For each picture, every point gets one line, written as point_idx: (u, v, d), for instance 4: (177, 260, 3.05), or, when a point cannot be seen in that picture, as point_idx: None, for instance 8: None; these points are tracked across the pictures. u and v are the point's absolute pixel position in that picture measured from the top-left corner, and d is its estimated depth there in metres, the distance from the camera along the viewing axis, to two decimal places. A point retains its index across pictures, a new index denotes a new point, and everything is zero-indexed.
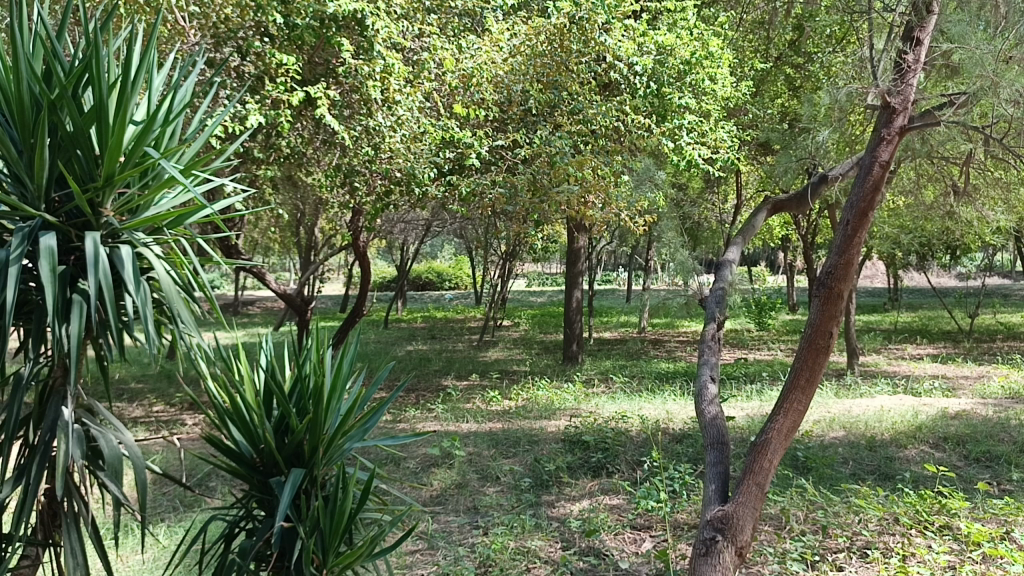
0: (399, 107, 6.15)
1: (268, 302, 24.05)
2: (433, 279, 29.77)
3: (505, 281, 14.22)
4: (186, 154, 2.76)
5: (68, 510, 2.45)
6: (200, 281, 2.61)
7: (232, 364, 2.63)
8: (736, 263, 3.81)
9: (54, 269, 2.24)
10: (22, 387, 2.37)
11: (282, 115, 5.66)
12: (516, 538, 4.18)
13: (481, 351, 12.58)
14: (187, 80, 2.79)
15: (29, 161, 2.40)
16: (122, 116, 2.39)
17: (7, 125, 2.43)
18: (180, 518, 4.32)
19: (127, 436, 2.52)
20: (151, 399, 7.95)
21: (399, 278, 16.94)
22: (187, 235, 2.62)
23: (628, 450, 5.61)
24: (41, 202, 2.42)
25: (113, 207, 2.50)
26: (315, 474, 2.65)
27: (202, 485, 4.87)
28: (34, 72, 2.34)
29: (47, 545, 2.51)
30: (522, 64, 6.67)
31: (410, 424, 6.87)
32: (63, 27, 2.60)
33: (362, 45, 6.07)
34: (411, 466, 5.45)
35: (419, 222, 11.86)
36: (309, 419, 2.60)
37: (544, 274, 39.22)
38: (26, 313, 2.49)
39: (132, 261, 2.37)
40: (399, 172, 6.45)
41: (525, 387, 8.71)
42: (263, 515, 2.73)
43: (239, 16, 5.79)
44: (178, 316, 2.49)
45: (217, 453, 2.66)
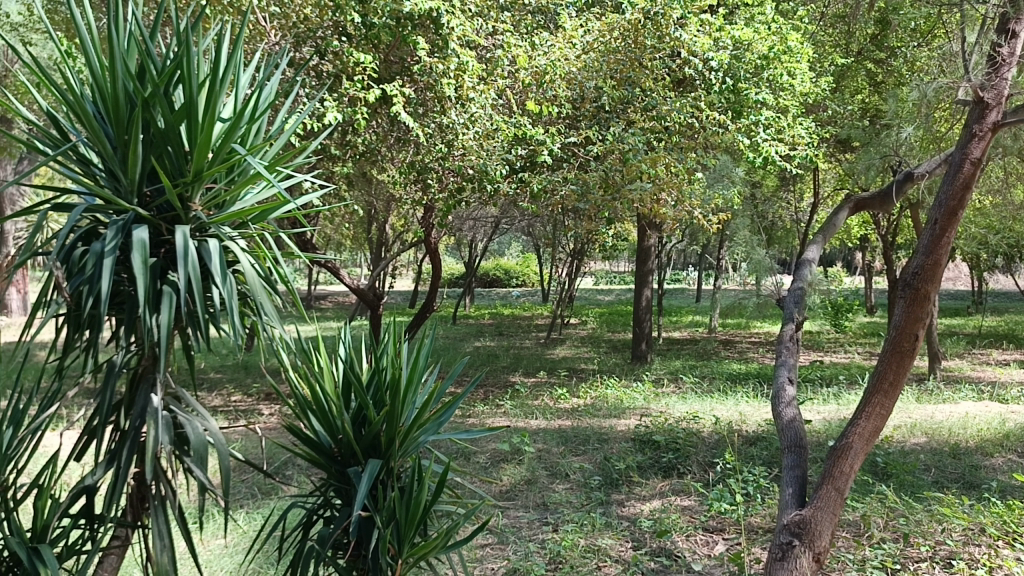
0: (472, 105, 6.20)
1: (339, 297, 24.52)
2: (500, 277, 30.03)
3: (574, 278, 14.17)
4: (270, 152, 2.83)
5: (156, 494, 2.54)
6: (284, 276, 2.68)
7: (312, 356, 2.69)
8: (816, 263, 3.68)
9: (146, 261, 2.32)
10: (115, 373, 2.48)
11: (358, 112, 5.79)
12: (586, 536, 4.18)
13: (549, 349, 12.57)
14: (271, 79, 2.84)
15: (123, 157, 2.50)
16: (211, 114, 2.45)
17: (103, 121, 2.54)
18: (259, 505, 4.43)
19: (212, 423, 2.58)
20: (228, 388, 8.19)
21: (468, 276, 17.07)
22: (271, 230, 2.68)
23: (700, 451, 5.55)
24: (133, 196, 2.52)
25: (201, 202, 2.59)
26: (391, 466, 2.68)
27: (280, 472, 5.01)
28: (128, 70, 2.41)
29: (137, 527, 2.58)
30: (595, 61, 6.66)
31: (480, 419, 6.92)
32: (156, 26, 2.67)
33: (436, 43, 6.14)
34: (481, 461, 5.49)
35: (488, 218, 11.92)
36: (386, 411, 2.63)
37: (613, 272, 39.03)
38: (120, 303, 2.59)
39: (219, 254, 2.46)
40: (473, 169, 6.49)
41: (593, 386, 8.66)
42: (340, 504, 2.78)
43: (318, 15, 5.99)
44: (262, 308, 2.56)
45: (298, 442, 2.73)
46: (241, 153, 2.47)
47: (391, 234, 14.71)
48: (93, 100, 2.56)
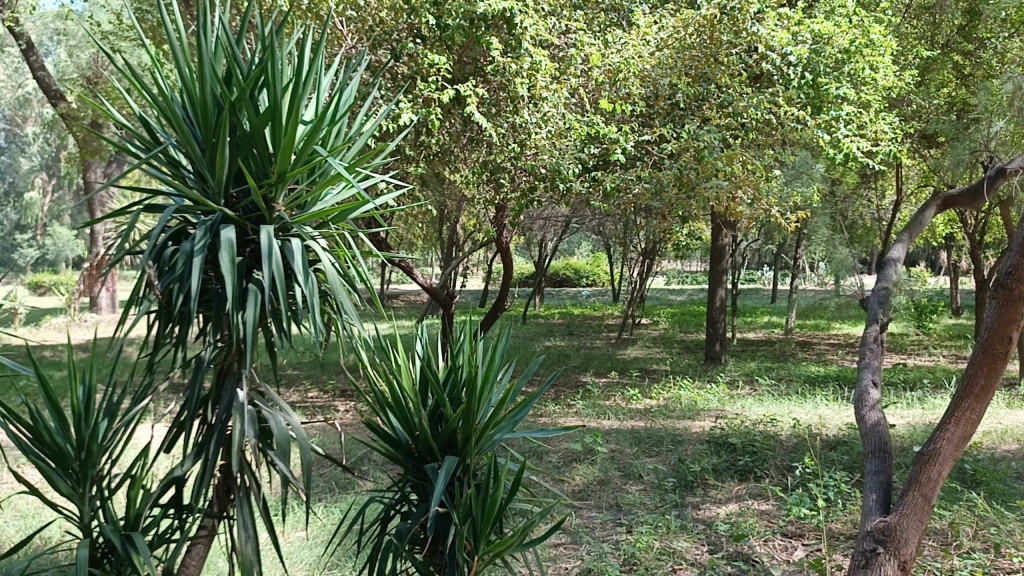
0: (545, 104, 6.26)
1: (411, 296, 24.81)
2: (570, 276, 29.94)
3: (645, 278, 14.04)
4: (349, 153, 2.89)
5: (241, 486, 2.61)
6: (363, 274, 2.74)
7: (390, 354, 2.73)
8: (901, 263, 3.55)
9: (233, 260, 2.40)
10: (203, 368, 2.57)
11: (432, 113, 5.87)
12: (661, 538, 4.14)
13: (620, 349, 12.49)
14: (350, 82, 2.90)
15: (211, 159, 2.58)
16: (295, 116, 2.51)
17: (192, 124, 2.63)
18: (336, 499, 4.53)
19: (295, 418, 2.65)
20: (306, 385, 8.39)
21: (538, 275, 17.09)
22: (351, 229, 2.74)
23: (778, 454, 5.43)
24: (220, 197, 2.60)
25: (284, 202, 2.66)
26: (468, 463, 2.70)
27: (357, 467, 5.11)
28: (216, 75, 2.49)
29: (223, 517, 2.67)
30: (670, 58, 6.65)
31: (552, 418, 6.92)
32: (242, 32, 2.75)
33: (509, 42, 6.15)
34: (554, 460, 5.50)
35: (559, 217, 11.90)
36: (463, 409, 2.65)
37: (685, 272, 38.52)
38: (208, 301, 2.68)
39: (301, 253, 2.52)
40: (546, 169, 6.48)
41: (666, 386, 8.57)
42: (416, 499, 2.82)
43: (394, 18, 6.09)
44: (342, 306, 2.61)
45: (376, 438, 2.78)
46: (323, 154, 2.53)
47: (463, 234, 14.82)
48: (183, 104, 2.65)
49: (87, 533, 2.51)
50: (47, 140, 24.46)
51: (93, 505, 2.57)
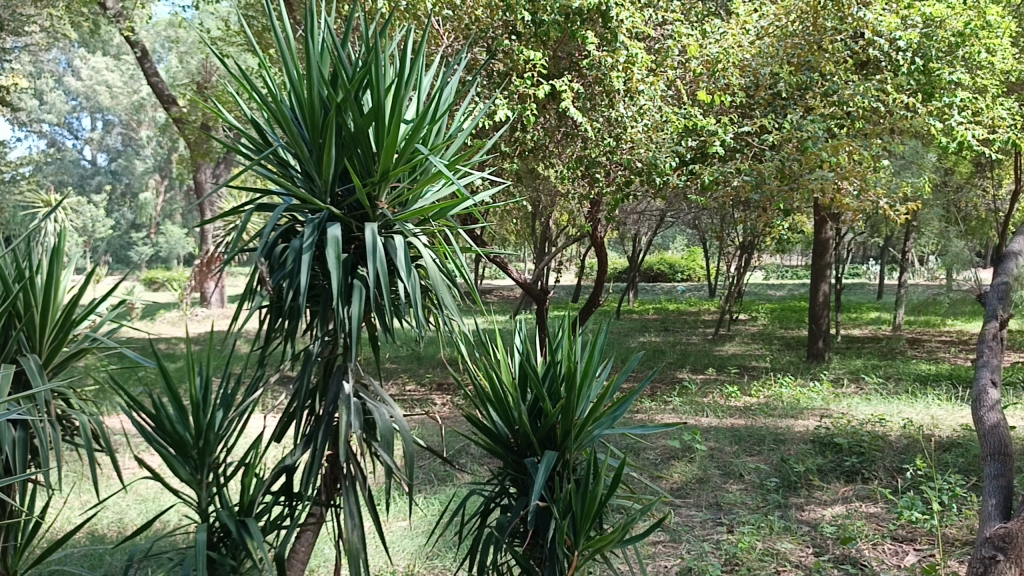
0: (641, 98, 6.21)
1: (505, 291, 24.93)
2: (664, 270, 29.49)
3: (744, 273, 13.74)
4: (449, 151, 2.93)
5: (347, 475, 2.70)
6: (464, 270, 2.78)
7: (490, 348, 2.76)
8: (1021, 256, 3.35)
9: (340, 257, 2.47)
10: (311, 362, 2.66)
11: (528, 109, 5.89)
12: (764, 539, 4.05)
13: (717, 345, 12.26)
14: (451, 80, 2.94)
15: (318, 159, 2.68)
16: (397, 116, 2.56)
17: (301, 126, 2.72)
18: (436, 490, 4.62)
19: (398, 410, 2.71)
20: (404, 378, 8.57)
21: (632, 270, 16.92)
22: (451, 226, 2.78)
23: (887, 455, 5.22)
24: (327, 195, 2.69)
25: (387, 200, 2.73)
26: (567, 458, 2.70)
27: (455, 461, 5.20)
28: (322, 77, 2.57)
29: (330, 506, 2.75)
30: (771, 47, 6.58)
31: (649, 415, 6.85)
32: (347, 34, 2.82)
33: (605, 36, 6.07)
34: (652, 457, 5.46)
35: (654, 211, 11.77)
36: (562, 404, 2.65)
37: (785, 267, 37.45)
38: (316, 296, 2.78)
39: (404, 249, 2.57)
40: (642, 163, 6.38)
41: (767, 384, 8.35)
42: (516, 492, 2.85)
43: (489, 16, 6.18)
44: (443, 302, 2.66)
45: (477, 431, 2.82)
46: (424, 153, 2.57)
47: (556, 229, 14.83)
48: (291, 106, 2.74)
49: (205, 518, 2.63)
50: (160, 142, 25.66)
51: (210, 491, 2.69)
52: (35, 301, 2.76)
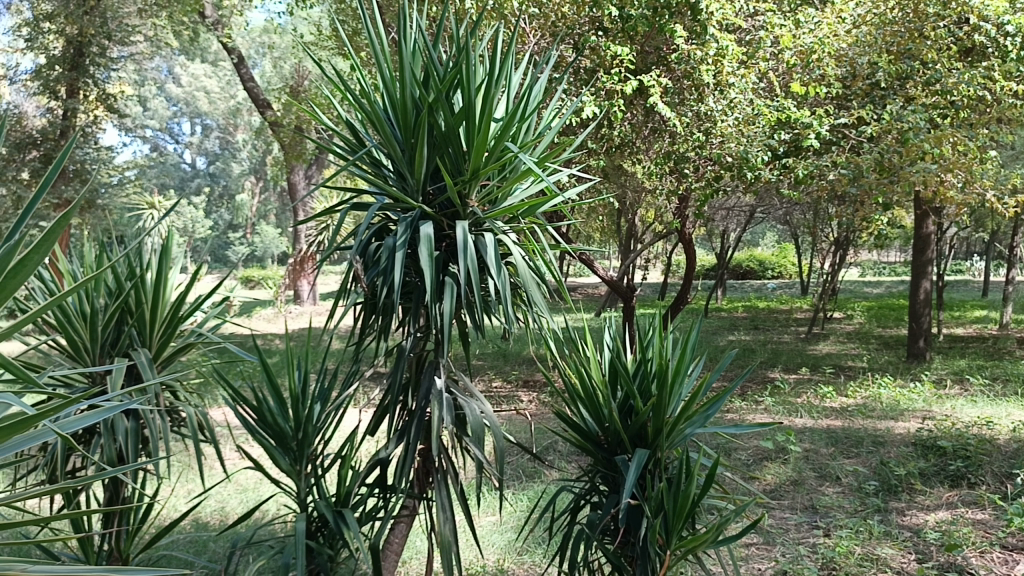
0: (731, 90, 6.03)
1: (590, 289, 24.82)
2: (754, 268, 28.81)
3: (839, 270, 13.24)
4: (538, 149, 2.94)
5: (439, 469, 2.74)
6: (553, 267, 2.78)
7: (580, 345, 2.76)
8: None
9: (432, 254, 2.51)
10: (404, 357, 2.72)
11: (615, 105, 5.86)
12: (862, 544, 3.92)
13: (810, 344, 11.93)
14: (540, 78, 2.95)
15: (410, 159, 2.73)
16: (487, 115, 2.58)
17: (394, 126, 2.78)
18: (525, 486, 4.65)
19: (488, 406, 2.73)
20: (491, 375, 8.65)
21: (720, 267, 16.62)
22: (541, 223, 2.79)
23: (995, 460, 4.97)
24: (419, 195, 2.75)
25: (477, 198, 2.76)
26: (659, 456, 2.67)
27: (543, 457, 5.22)
28: (415, 78, 2.61)
29: (423, 498, 2.81)
30: (869, 35, 6.33)
31: (740, 415, 6.72)
32: (439, 34, 2.86)
33: (694, 29, 6.06)
34: (744, 457, 5.35)
35: (744, 207, 11.53)
36: (653, 401, 2.62)
37: (883, 263, 36.08)
38: (408, 293, 2.83)
39: (494, 247, 2.59)
40: (732, 157, 6.20)
41: (864, 384, 8.07)
42: (606, 490, 2.84)
43: (576, 12, 6.20)
44: (533, 298, 2.67)
45: (567, 428, 2.82)
46: (514, 151, 2.58)
47: (643, 226, 14.69)
48: (385, 107, 2.81)
49: (304, 508, 2.72)
50: (255, 145, 26.53)
51: (308, 482, 2.78)
52: (145, 297, 2.91)
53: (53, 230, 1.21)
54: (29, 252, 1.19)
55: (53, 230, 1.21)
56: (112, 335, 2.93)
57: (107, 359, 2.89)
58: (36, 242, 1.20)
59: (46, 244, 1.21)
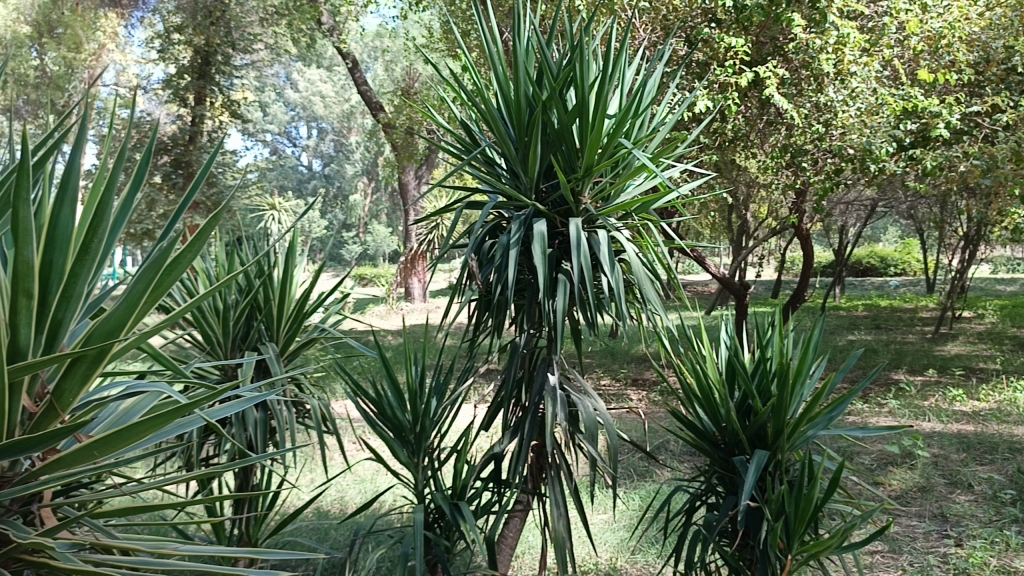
0: (853, 80, 5.84)
1: (700, 287, 24.33)
2: (874, 264, 27.58)
3: (968, 266, 12.58)
4: (653, 144, 2.91)
5: (553, 464, 2.75)
6: (668, 264, 2.74)
7: (696, 344, 2.72)
8: None
9: (545, 252, 2.53)
10: (518, 353, 2.75)
11: (730, 98, 5.72)
12: (999, 556, 3.71)
13: (937, 344, 11.34)
14: (654, 73, 2.91)
15: (524, 157, 2.75)
16: (600, 112, 2.57)
17: (508, 125, 2.81)
18: (637, 485, 4.61)
19: (601, 403, 2.72)
20: (599, 372, 8.61)
21: (838, 264, 16.02)
22: (654, 220, 2.76)
23: None
24: (532, 192, 2.76)
25: (590, 195, 2.76)
26: (779, 458, 2.60)
27: (656, 456, 5.17)
28: (528, 76, 2.62)
29: (537, 494, 2.83)
30: (1003, 17, 5.92)
31: (861, 418, 6.47)
32: (552, 32, 2.87)
33: (812, 17, 5.87)
34: (866, 461, 5.15)
35: (864, 201, 11.08)
36: (772, 402, 2.55)
37: (1017, 260, 33.91)
38: (522, 291, 2.86)
39: (608, 244, 2.58)
40: (855, 149, 5.91)
41: (998, 387, 7.62)
42: (723, 491, 2.79)
43: (687, 4, 6.10)
44: (647, 295, 2.64)
45: (683, 427, 2.78)
46: (628, 147, 2.55)
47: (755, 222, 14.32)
48: (498, 106, 2.84)
49: (421, 499, 2.78)
50: (367, 147, 27.19)
51: (426, 475, 2.84)
52: (272, 294, 3.04)
53: (206, 230, 1.29)
54: (184, 250, 1.27)
55: (204, 230, 1.29)
56: (243, 330, 3.08)
57: (237, 352, 3.04)
58: (190, 241, 1.28)
59: (199, 243, 1.29)
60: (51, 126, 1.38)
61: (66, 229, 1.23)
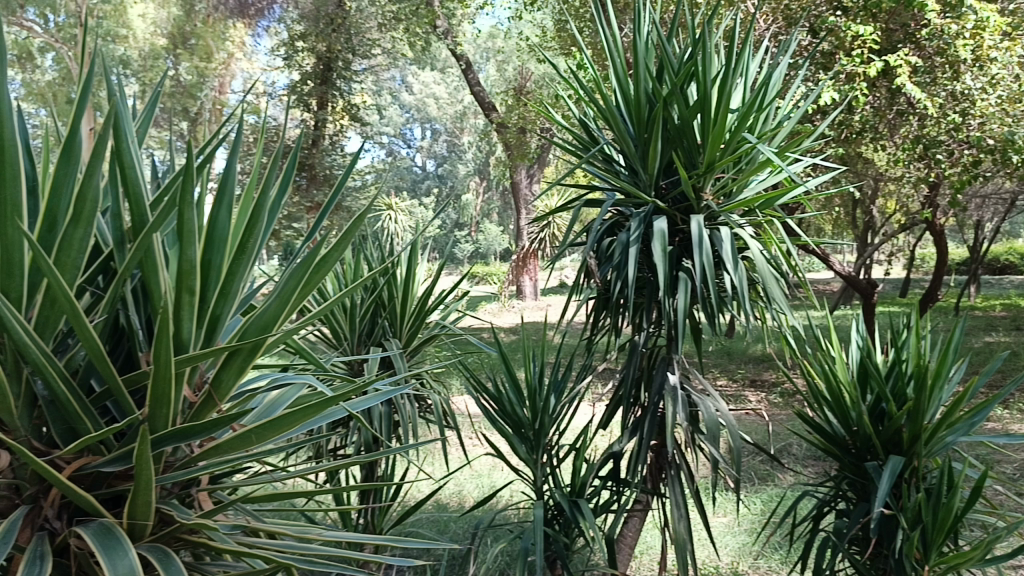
0: (993, 66, 5.54)
1: (821, 285, 23.42)
2: (1014, 261, 25.85)
3: None
4: (778, 139, 2.83)
5: (673, 464, 2.71)
6: (794, 262, 2.66)
7: (824, 344, 2.62)
8: None
9: (666, 249, 2.50)
10: (637, 353, 2.72)
11: (857, 89, 5.50)
12: None
13: None
14: (780, 65, 2.83)
15: (643, 154, 2.72)
16: (723, 106, 2.51)
17: (628, 122, 2.78)
18: (759, 489, 4.49)
19: (723, 404, 2.66)
20: (715, 372, 8.44)
21: (973, 261, 15.11)
22: (779, 216, 2.68)
23: None
24: (651, 189, 2.73)
25: (712, 191, 2.70)
26: (915, 465, 2.48)
27: (779, 460, 5.02)
28: (649, 72, 2.59)
29: (656, 494, 2.80)
30: None
31: (1002, 425, 6.09)
32: (674, 26, 2.82)
33: (949, 2, 5.58)
34: (1009, 471, 4.85)
35: (1003, 194, 10.41)
36: (908, 406, 2.43)
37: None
38: (642, 289, 2.83)
39: (731, 241, 2.53)
40: (995, 139, 5.53)
41: None
42: (853, 497, 2.68)
43: None
44: (772, 294, 2.57)
45: (811, 431, 2.70)
46: (752, 142, 2.49)
47: (882, 217, 13.68)
48: (618, 103, 2.82)
49: (540, 496, 2.80)
50: (480, 146, 27.44)
51: (545, 472, 2.86)
52: (395, 291, 3.12)
53: (350, 232, 1.33)
54: (330, 250, 1.31)
55: (348, 231, 1.32)
56: (368, 327, 3.18)
57: (363, 348, 3.14)
58: (336, 242, 1.32)
59: (345, 244, 1.32)
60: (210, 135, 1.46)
61: (224, 232, 1.30)
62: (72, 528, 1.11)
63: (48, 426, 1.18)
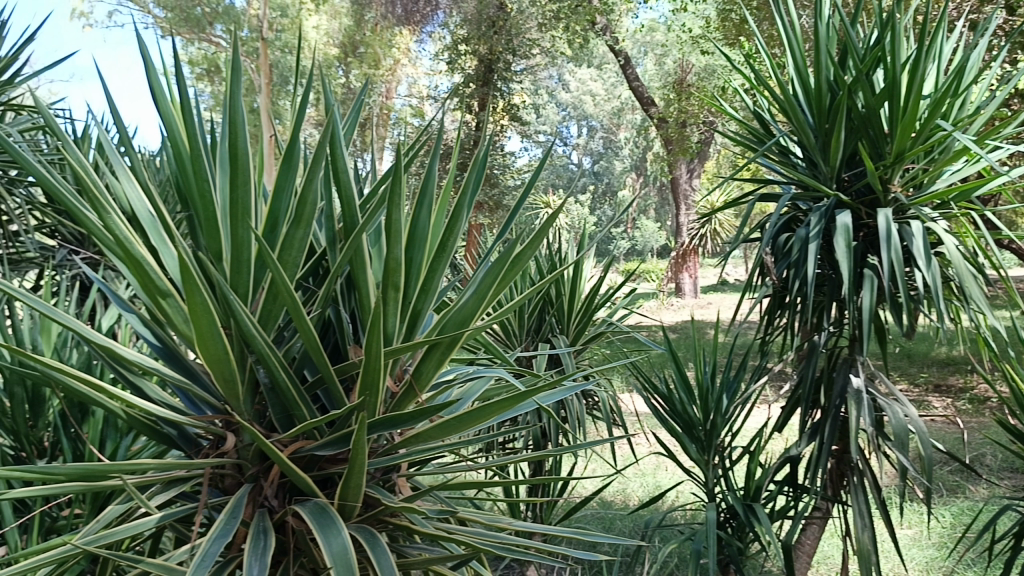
0: None
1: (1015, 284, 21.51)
2: None
3: None
4: (975, 126, 2.62)
5: (856, 472, 2.58)
6: (995, 258, 2.46)
7: None
8: None
9: (850, 244, 2.38)
10: (817, 353, 2.60)
11: None
12: None
13: None
14: (978, 46, 2.62)
15: (824, 146, 2.60)
16: (916, 92, 2.35)
17: (807, 113, 2.68)
18: (949, 501, 4.19)
19: (913, 410, 2.50)
20: (894, 376, 7.94)
21: None
22: (976, 210, 2.48)
23: None
24: (832, 182, 2.61)
25: (900, 183, 2.54)
26: None
27: (971, 472, 4.65)
28: (832, 60, 2.47)
29: (837, 502, 2.67)
30: None
31: None
32: (859, 11, 2.68)
33: None
34: None
35: None
36: None
37: None
38: (821, 286, 2.71)
39: (923, 236, 2.38)
40: None
41: None
42: None
43: None
44: (970, 292, 2.39)
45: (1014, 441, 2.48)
46: (947, 130, 2.32)
47: None
48: (795, 93, 2.72)
49: (712, 498, 2.74)
50: (640, 143, 27.11)
51: (716, 473, 2.80)
52: (563, 289, 3.16)
53: (545, 229, 1.31)
54: (523, 249, 1.32)
55: (544, 229, 1.30)
56: (537, 322, 3.24)
57: (532, 345, 3.20)
58: (530, 240, 1.31)
59: (539, 242, 1.31)
60: (413, 139, 1.52)
61: (423, 231, 1.36)
62: (289, 507, 1.19)
63: (267, 410, 1.27)
